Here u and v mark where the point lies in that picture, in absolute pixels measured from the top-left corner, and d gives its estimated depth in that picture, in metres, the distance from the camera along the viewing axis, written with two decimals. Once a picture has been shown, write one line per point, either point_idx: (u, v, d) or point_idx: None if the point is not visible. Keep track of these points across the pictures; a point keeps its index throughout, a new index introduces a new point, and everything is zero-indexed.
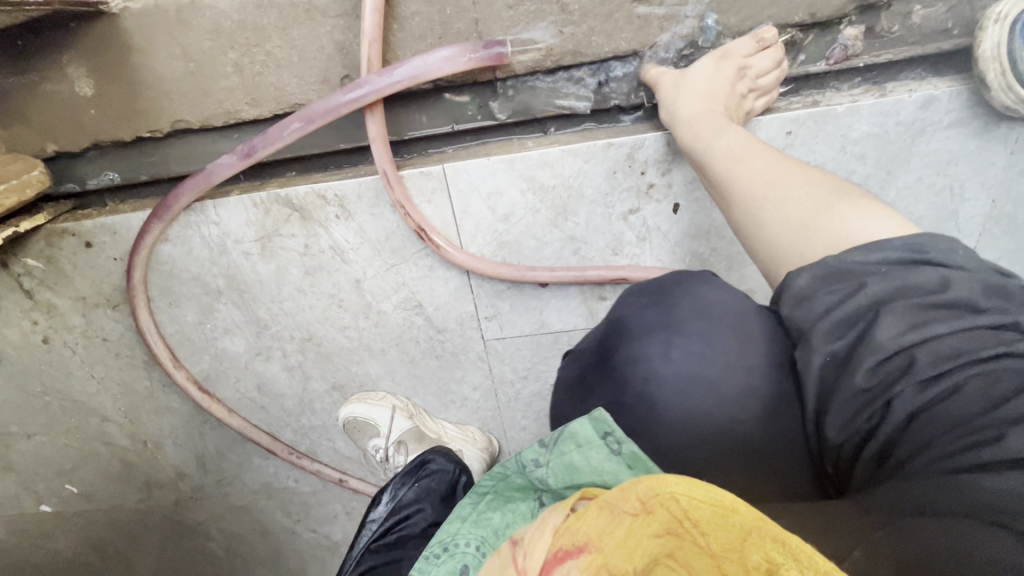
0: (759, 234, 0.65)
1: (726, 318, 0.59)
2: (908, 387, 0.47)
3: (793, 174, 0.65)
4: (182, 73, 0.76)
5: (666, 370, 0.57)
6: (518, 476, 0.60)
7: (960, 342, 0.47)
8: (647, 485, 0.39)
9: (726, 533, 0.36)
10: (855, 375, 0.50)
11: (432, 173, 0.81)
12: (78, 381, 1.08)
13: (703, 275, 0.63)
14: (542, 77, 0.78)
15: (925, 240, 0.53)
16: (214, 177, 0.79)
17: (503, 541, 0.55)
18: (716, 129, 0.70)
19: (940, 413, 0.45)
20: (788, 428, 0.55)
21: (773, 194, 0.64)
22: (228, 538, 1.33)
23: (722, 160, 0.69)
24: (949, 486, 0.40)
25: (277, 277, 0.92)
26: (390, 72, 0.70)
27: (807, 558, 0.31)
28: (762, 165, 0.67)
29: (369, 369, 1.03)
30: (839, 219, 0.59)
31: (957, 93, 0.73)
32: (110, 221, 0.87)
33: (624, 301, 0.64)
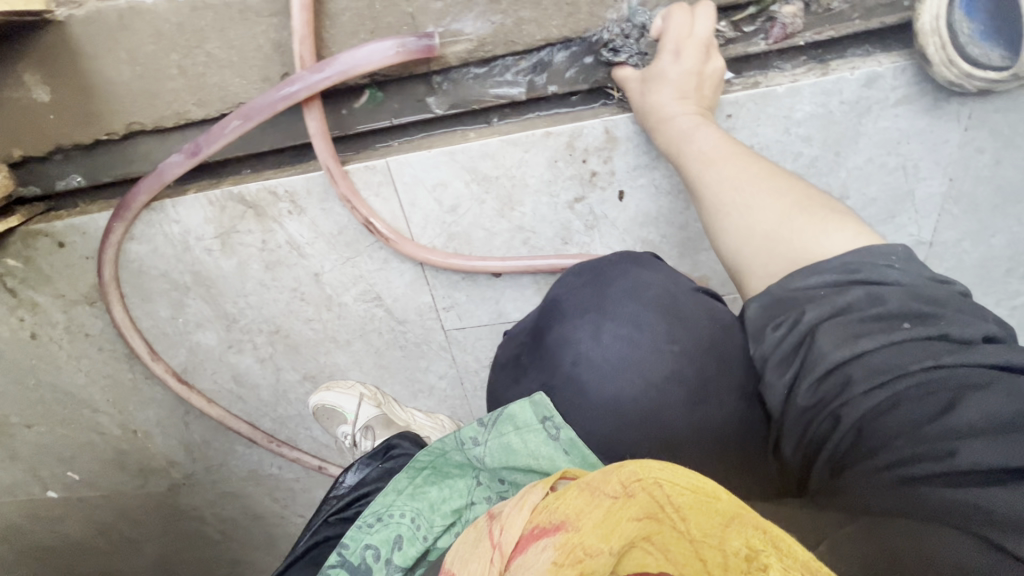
0: (728, 242, 0.65)
1: (657, 300, 0.62)
2: (848, 404, 0.48)
3: (763, 177, 0.65)
4: (129, 76, 0.78)
5: (595, 352, 0.61)
6: (457, 453, 0.61)
7: (893, 356, 0.48)
8: (631, 469, 0.40)
9: (708, 519, 0.38)
10: (799, 394, 0.53)
11: (376, 167, 0.82)
12: (67, 374, 1.14)
13: (642, 258, 0.67)
14: (477, 67, 0.79)
15: (859, 261, 0.55)
16: (166, 176, 0.83)
17: (439, 516, 0.55)
18: (689, 125, 0.68)
19: (879, 427, 0.46)
20: (710, 411, 0.58)
21: (739, 203, 0.64)
22: (222, 522, 1.39)
23: (693, 161, 0.68)
24: (899, 495, 0.42)
25: (240, 272, 0.95)
26: (320, 68, 0.72)
27: (786, 546, 0.34)
28: (728, 171, 0.65)
29: (337, 360, 1.05)
30: (802, 235, 0.60)
31: (903, 69, 0.71)
32: (79, 221, 0.91)
33: (561, 281, 0.68)
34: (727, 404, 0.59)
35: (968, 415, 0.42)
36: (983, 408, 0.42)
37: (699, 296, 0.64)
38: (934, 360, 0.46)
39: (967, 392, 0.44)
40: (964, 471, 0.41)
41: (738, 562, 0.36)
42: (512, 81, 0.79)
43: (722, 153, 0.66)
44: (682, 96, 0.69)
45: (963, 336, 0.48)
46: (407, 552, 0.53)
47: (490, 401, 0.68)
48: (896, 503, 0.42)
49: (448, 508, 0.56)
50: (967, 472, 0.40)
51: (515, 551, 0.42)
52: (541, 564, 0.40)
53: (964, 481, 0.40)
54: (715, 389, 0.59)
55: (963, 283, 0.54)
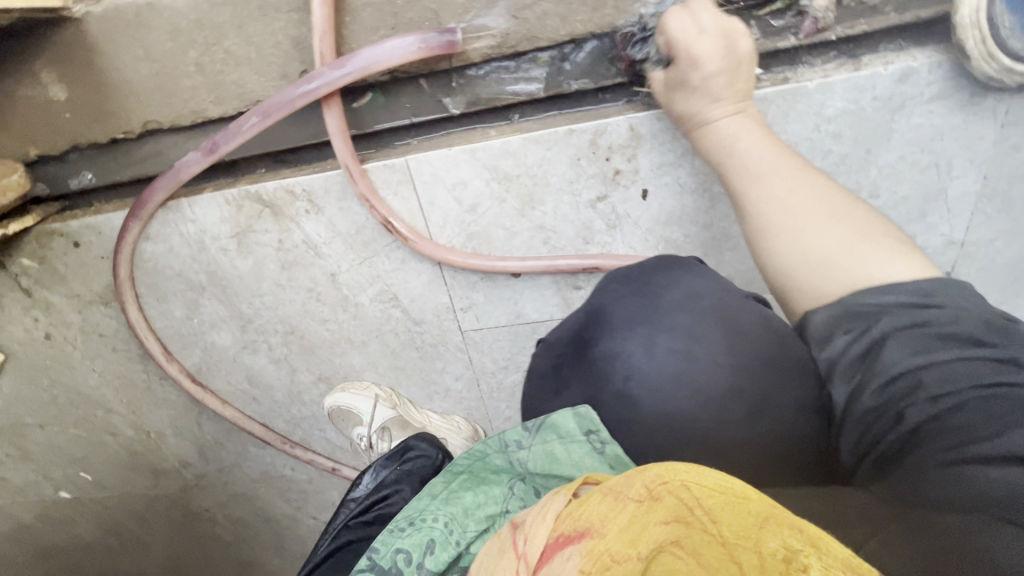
0: (780, 263, 0.62)
1: (711, 310, 0.57)
2: (913, 405, 0.48)
3: (819, 194, 0.62)
4: (147, 74, 0.78)
5: (648, 367, 0.55)
6: (498, 457, 0.58)
7: (964, 367, 0.47)
8: (655, 472, 0.38)
9: (739, 520, 0.35)
10: (863, 396, 0.52)
11: (395, 165, 0.81)
12: (81, 374, 1.13)
13: (689, 263, 0.63)
14: (497, 64, 0.77)
15: (930, 289, 0.53)
16: (182, 174, 0.82)
17: (472, 521, 0.53)
18: (733, 129, 0.66)
19: (940, 427, 0.46)
20: (772, 429, 0.52)
21: (791, 222, 0.61)
22: (234, 524, 1.38)
23: (737, 176, 0.65)
24: (951, 485, 0.41)
25: (256, 272, 0.94)
26: (341, 64, 0.71)
27: (827, 546, 0.32)
28: (778, 185, 0.63)
29: (352, 361, 1.04)
30: (859, 262, 0.58)
31: (938, 65, 0.69)
32: (94, 221, 0.90)
33: (604, 288, 0.63)
34: (789, 419, 0.53)
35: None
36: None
37: (754, 307, 0.59)
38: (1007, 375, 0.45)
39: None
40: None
41: (776, 566, 0.33)
42: (531, 77, 0.77)
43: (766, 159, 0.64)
44: (716, 97, 0.66)
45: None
46: (439, 557, 0.52)
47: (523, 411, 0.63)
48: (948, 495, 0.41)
49: (482, 514, 0.54)
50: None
51: (539, 562, 0.40)
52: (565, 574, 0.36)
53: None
54: (775, 404, 0.53)
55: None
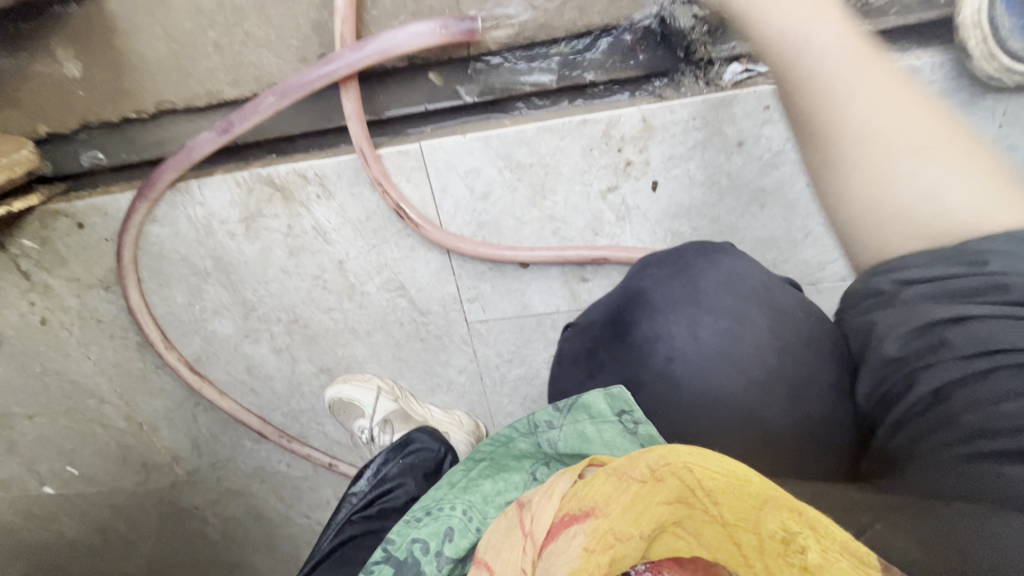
0: (844, 204, 0.53)
1: (752, 293, 0.59)
2: (941, 364, 0.47)
3: (909, 121, 0.51)
4: (165, 53, 0.79)
5: (691, 348, 0.57)
6: (523, 442, 0.56)
7: (999, 328, 0.45)
8: (657, 454, 0.38)
9: (740, 502, 0.36)
10: (887, 345, 0.51)
11: (409, 151, 0.82)
12: (76, 362, 1.11)
13: (725, 248, 0.65)
14: (512, 54, 0.79)
15: (991, 249, 0.47)
16: (196, 154, 0.83)
17: (492, 508, 0.51)
18: (808, 40, 0.54)
19: (966, 394, 0.44)
20: (812, 409, 0.53)
21: (870, 154, 0.51)
22: (224, 523, 1.34)
23: (814, 102, 0.53)
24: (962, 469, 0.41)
25: (262, 258, 0.94)
26: (361, 47, 0.72)
27: (824, 528, 0.32)
28: (858, 111, 0.51)
29: (355, 351, 1.03)
30: (940, 196, 0.49)
31: (940, 65, 0.72)
32: (100, 201, 0.90)
33: (644, 272, 0.64)
34: (827, 402, 0.54)
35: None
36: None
37: (794, 293, 0.61)
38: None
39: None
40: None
41: (774, 545, 0.35)
42: (546, 68, 0.79)
43: (853, 76, 0.52)
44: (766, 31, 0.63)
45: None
46: (459, 544, 0.49)
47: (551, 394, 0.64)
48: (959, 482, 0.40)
49: (502, 500, 0.51)
50: None
51: (546, 540, 0.39)
52: (574, 551, 0.37)
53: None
54: (815, 385, 0.54)
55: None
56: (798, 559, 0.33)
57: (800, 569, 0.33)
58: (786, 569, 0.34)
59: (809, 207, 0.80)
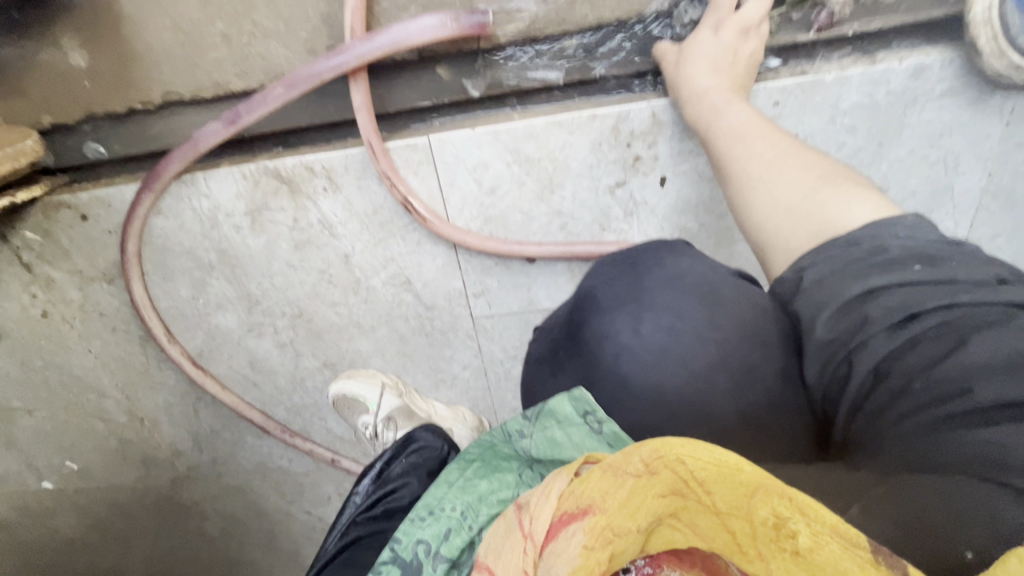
0: (743, 218, 0.66)
1: (696, 287, 0.57)
2: (873, 340, 0.49)
3: (792, 155, 0.64)
4: (172, 43, 0.79)
5: (637, 345, 0.55)
6: (506, 446, 0.57)
7: (909, 294, 0.48)
8: (650, 447, 0.37)
9: (732, 491, 0.36)
10: (818, 329, 0.53)
11: (418, 145, 0.81)
12: (76, 356, 1.10)
13: (675, 245, 0.62)
14: (520, 49, 0.79)
15: (862, 234, 0.54)
16: (202, 144, 0.82)
17: (486, 505, 0.52)
18: (722, 96, 0.70)
19: (901, 364, 0.46)
20: (755, 400, 0.52)
21: (757, 174, 0.65)
22: (224, 519, 1.33)
23: (720, 139, 0.69)
24: (925, 443, 0.42)
25: (267, 251, 0.93)
26: (371, 39, 0.72)
27: (813, 512, 0.32)
28: (752, 147, 0.66)
29: (360, 346, 1.02)
30: (815, 200, 0.60)
31: (950, 62, 0.72)
32: (104, 193, 0.89)
33: (593, 272, 0.62)
34: (771, 390, 0.53)
35: (975, 358, 0.43)
36: (999, 340, 0.42)
37: (738, 282, 0.58)
38: (951, 298, 0.46)
39: (983, 327, 0.43)
40: (990, 412, 0.40)
41: (767, 530, 0.35)
42: (553, 65, 0.79)
43: (751, 122, 0.68)
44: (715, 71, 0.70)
45: (976, 278, 0.47)
46: (454, 543, 0.49)
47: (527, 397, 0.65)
48: (924, 454, 0.41)
49: (495, 500, 0.52)
50: (989, 410, 0.41)
51: (546, 541, 0.38)
52: (573, 550, 0.36)
53: (1000, 424, 0.40)
54: (756, 375, 0.53)
55: (977, 246, 0.51)
56: (790, 544, 0.34)
57: (793, 553, 0.34)
58: (778, 553, 0.35)
59: None
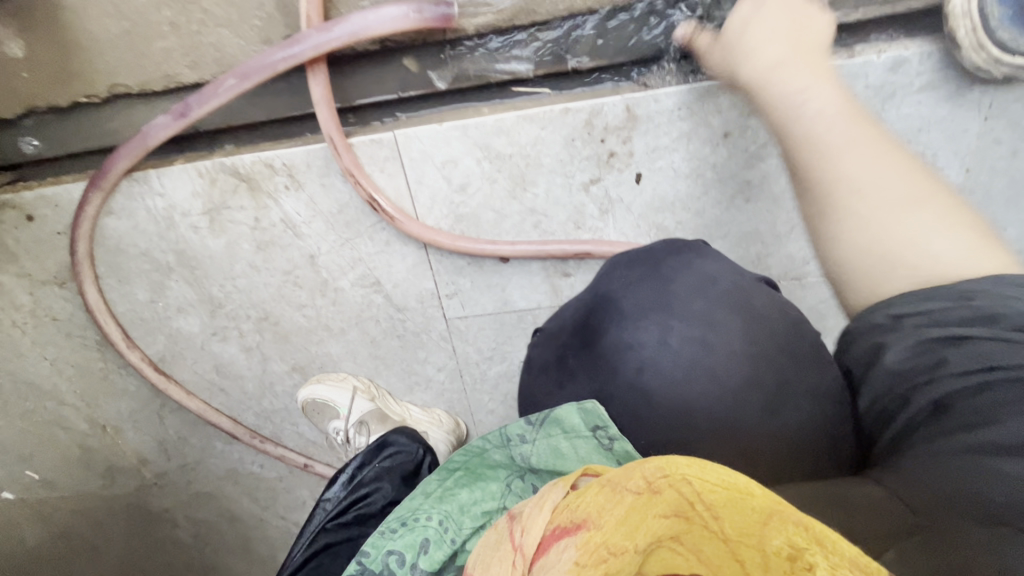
0: (840, 248, 0.53)
1: (725, 296, 0.55)
2: (947, 376, 0.43)
3: (894, 175, 0.52)
4: (117, 33, 0.75)
5: (663, 357, 0.53)
6: (497, 453, 0.52)
7: (997, 348, 0.42)
8: (654, 464, 0.35)
9: (742, 516, 0.33)
10: (887, 356, 0.48)
11: (383, 140, 0.78)
12: (30, 363, 1.05)
13: (696, 247, 0.61)
14: (490, 39, 0.75)
15: (976, 288, 0.46)
16: (150, 140, 0.78)
17: (469, 518, 0.48)
18: (801, 85, 0.57)
19: (970, 407, 0.41)
20: (791, 420, 0.49)
21: (862, 198, 0.52)
22: (196, 527, 1.29)
23: (805, 143, 0.55)
24: (970, 484, 0.37)
25: (229, 252, 0.89)
26: (328, 28, 0.68)
27: (832, 543, 0.30)
28: (851, 161, 0.53)
29: (329, 350, 0.99)
30: (922, 245, 0.49)
31: (929, 55, 0.70)
32: (50, 192, 0.84)
33: (611, 274, 0.60)
34: (805, 410, 0.49)
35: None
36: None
37: (768, 292, 0.57)
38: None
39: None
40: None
41: (780, 562, 0.33)
42: (522, 57, 0.76)
43: (847, 128, 0.54)
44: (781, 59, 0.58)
45: None
46: (433, 556, 0.46)
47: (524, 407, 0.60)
48: (958, 489, 0.37)
49: (479, 511, 0.48)
50: None
51: (537, 554, 0.37)
52: (562, 566, 0.35)
53: None
54: (792, 393, 0.50)
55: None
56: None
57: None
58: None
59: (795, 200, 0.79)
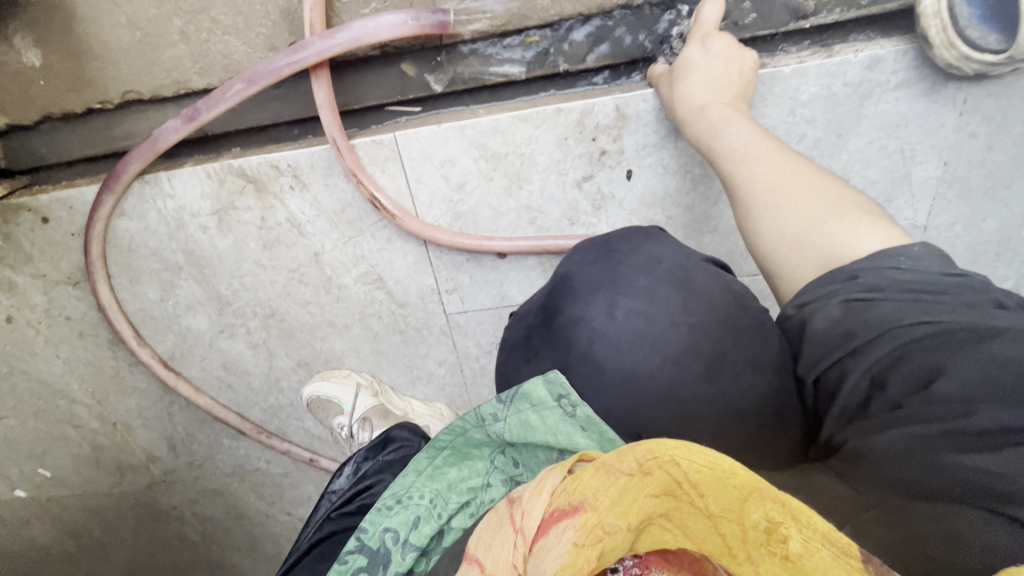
0: (761, 241, 0.63)
1: (669, 272, 0.58)
2: (865, 348, 0.50)
3: (799, 176, 0.62)
4: (129, 41, 0.78)
5: (611, 330, 0.56)
6: (477, 432, 0.55)
7: (898, 310, 0.49)
8: (646, 447, 0.38)
9: (725, 493, 0.36)
10: (815, 323, 0.55)
11: (383, 142, 0.81)
12: (44, 361, 1.08)
13: (650, 232, 0.64)
14: (485, 43, 0.79)
15: (861, 268, 0.54)
16: (160, 143, 0.81)
17: (456, 495, 0.51)
18: (724, 116, 0.68)
19: (896, 376, 0.46)
20: (728, 386, 0.52)
21: (770, 199, 0.62)
22: (204, 523, 1.32)
23: (724, 159, 0.67)
24: (920, 463, 0.41)
25: (236, 251, 0.92)
26: (331, 35, 0.72)
27: (806, 518, 0.33)
28: (758, 169, 0.64)
29: (333, 345, 1.02)
30: (823, 229, 0.58)
31: (904, 53, 0.73)
32: (65, 195, 0.88)
33: (569, 258, 0.63)
34: (743, 377, 0.53)
35: (955, 380, 0.42)
36: (990, 360, 0.41)
37: (712, 268, 0.59)
38: (933, 316, 0.47)
39: (962, 347, 0.43)
40: (976, 437, 0.40)
41: (758, 534, 0.36)
42: (515, 60, 0.79)
43: (756, 144, 0.65)
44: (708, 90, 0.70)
45: (970, 301, 0.47)
46: (423, 531, 0.49)
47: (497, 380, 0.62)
48: (917, 473, 0.41)
49: (466, 487, 0.52)
50: (981, 431, 0.40)
51: (537, 536, 0.38)
52: (562, 548, 0.37)
53: (991, 450, 0.39)
54: (730, 360, 0.53)
55: (979, 276, 0.50)
56: (780, 549, 0.35)
57: (783, 557, 0.35)
58: (768, 557, 0.36)
59: None
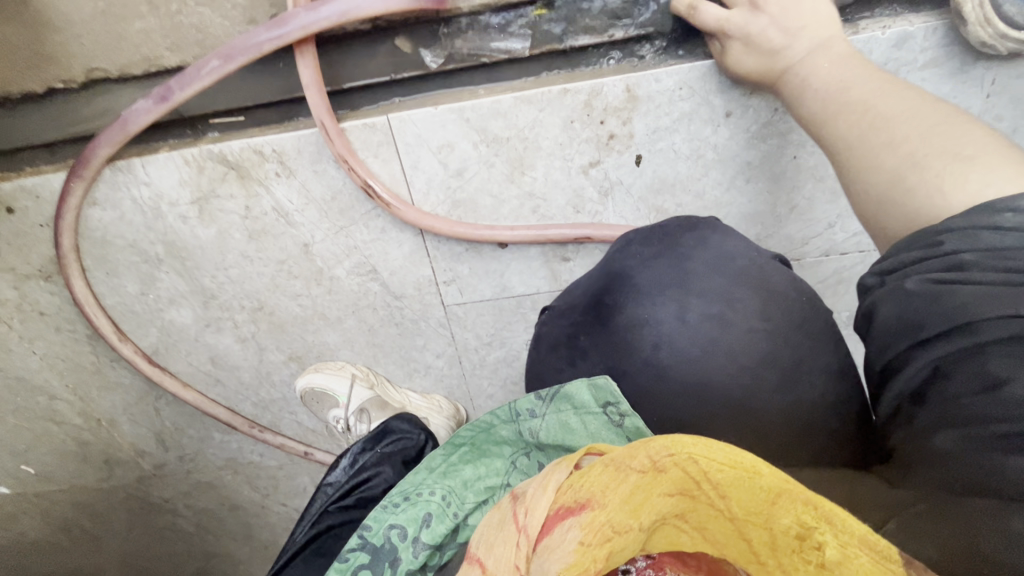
0: (860, 169, 0.54)
1: (743, 273, 0.55)
2: (934, 339, 0.42)
3: (928, 111, 0.53)
4: (91, 13, 0.72)
5: (681, 334, 0.52)
6: (505, 429, 0.50)
7: (977, 295, 0.40)
8: (660, 444, 0.32)
9: (750, 495, 0.32)
10: (883, 308, 0.47)
11: (377, 125, 0.75)
12: (19, 358, 1.02)
13: (712, 223, 0.60)
14: (486, 17, 0.73)
15: (949, 230, 0.44)
16: (131, 125, 0.75)
17: (472, 493, 0.46)
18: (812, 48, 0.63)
19: (960, 373, 0.40)
20: (806, 396, 0.50)
21: (894, 126, 0.53)
22: (196, 515, 1.28)
23: (797, 80, 0.64)
24: (969, 461, 0.37)
25: (219, 242, 0.87)
26: (317, 8, 0.66)
27: (841, 522, 0.28)
28: (896, 101, 0.55)
29: (326, 338, 0.97)
30: (950, 175, 0.47)
31: (934, 30, 0.68)
32: (30, 183, 0.81)
33: (625, 250, 0.59)
34: (818, 386, 0.50)
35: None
36: None
37: (784, 267, 0.57)
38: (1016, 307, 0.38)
39: None
40: None
41: (789, 540, 0.31)
42: (519, 34, 0.74)
43: (844, 73, 0.60)
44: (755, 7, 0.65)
45: None
46: (436, 531, 0.44)
47: (527, 383, 0.58)
48: (962, 472, 0.37)
49: (482, 486, 0.47)
50: None
51: (541, 535, 0.32)
52: (567, 546, 0.32)
53: None
54: (808, 370, 0.51)
55: None
56: (815, 556, 0.30)
57: (818, 566, 0.30)
58: (801, 565, 0.31)
59: (795, 180, 0.78)
